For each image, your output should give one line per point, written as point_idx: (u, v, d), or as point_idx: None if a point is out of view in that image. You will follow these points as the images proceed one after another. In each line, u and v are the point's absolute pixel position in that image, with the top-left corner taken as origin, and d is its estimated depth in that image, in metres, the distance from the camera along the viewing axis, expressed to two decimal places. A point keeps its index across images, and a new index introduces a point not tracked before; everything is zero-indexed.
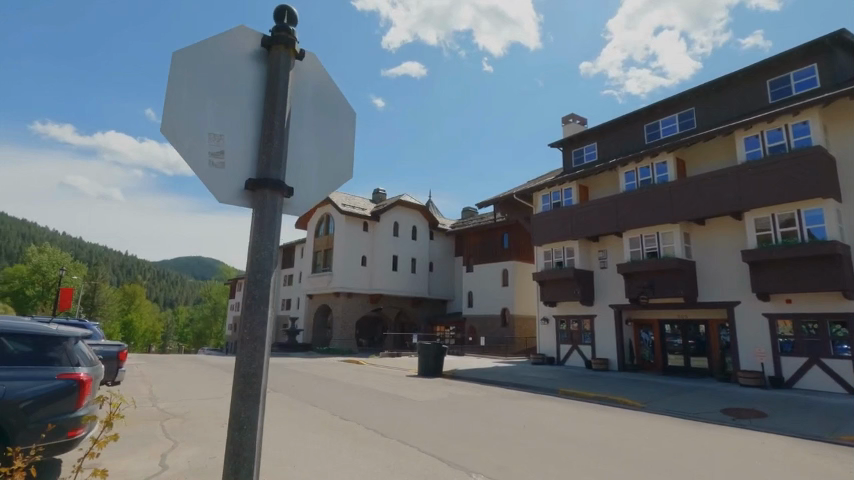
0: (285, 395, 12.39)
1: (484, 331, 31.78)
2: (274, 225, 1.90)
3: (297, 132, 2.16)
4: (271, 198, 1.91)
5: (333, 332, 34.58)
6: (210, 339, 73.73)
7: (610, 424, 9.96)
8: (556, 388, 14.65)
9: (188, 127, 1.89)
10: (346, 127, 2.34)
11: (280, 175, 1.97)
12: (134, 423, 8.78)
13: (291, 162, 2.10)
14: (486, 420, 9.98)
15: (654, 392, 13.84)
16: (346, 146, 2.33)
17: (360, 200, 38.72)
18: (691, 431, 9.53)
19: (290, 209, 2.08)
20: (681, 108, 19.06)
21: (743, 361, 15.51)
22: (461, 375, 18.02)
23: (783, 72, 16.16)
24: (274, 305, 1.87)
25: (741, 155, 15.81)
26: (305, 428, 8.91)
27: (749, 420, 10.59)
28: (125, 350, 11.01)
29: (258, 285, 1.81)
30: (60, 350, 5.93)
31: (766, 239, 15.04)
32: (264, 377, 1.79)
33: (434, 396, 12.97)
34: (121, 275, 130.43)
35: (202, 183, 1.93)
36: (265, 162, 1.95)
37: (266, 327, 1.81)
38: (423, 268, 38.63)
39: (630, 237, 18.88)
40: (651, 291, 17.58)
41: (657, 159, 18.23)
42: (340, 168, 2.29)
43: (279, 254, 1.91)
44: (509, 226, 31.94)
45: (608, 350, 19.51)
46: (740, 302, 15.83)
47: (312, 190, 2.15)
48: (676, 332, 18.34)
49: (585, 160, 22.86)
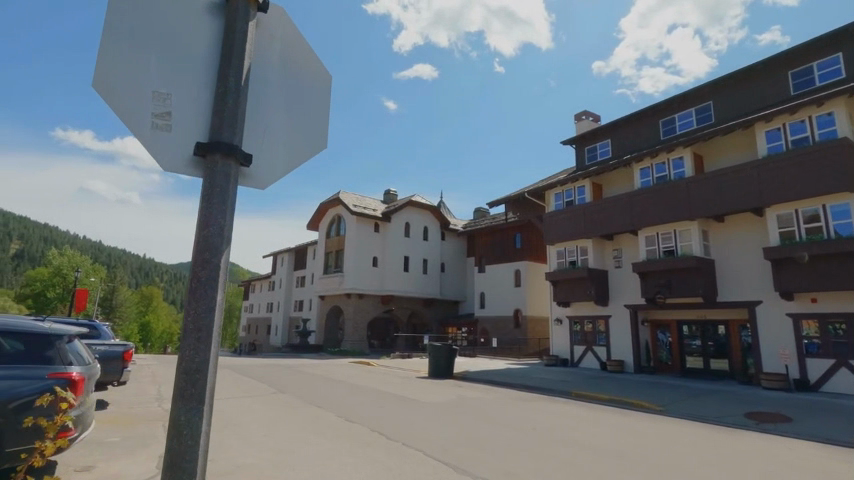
0: (292, 396, 12.17)
1: (496, 332, 31.33)
2: (227, 197, 1.65)
3: (261, 93, 1.89)
4: (223, 165, 1.64)
5: (344, 333, 34.50)
6: (226, 340, 74.55)
7: (624, 427, 9.55)
8: (570, 390, 14.23)
9: (127, 82, 1.63)
10: (320, 89, 2.07)
11: (236, 139, 1.71)
12: (137, 424, 8.64)
13: (254, 127, 1.85)
14: (495, 422, 9.67)
15: (672, 395, 13.33)
16: (320, 109, 2.06)
17: (371, 201, 38.59)
18: (711, 436, 9.08)
19: (249, 181, 1.82)
20: (698, 102, 18.48)
21: (765, 363, 14.89)
22: (472, 377, 17.67)
23: (806, 62, 15.52)
24: (225, 288, 1.60)
25: (762, 149, 15.22)
26: (309, 429, 8.70)
27: (774, 425, 10.05)
28: (131, 350, 10.86)
29: (207, 265, 1.56)
30: (52, 351, 5.73)
31: (790, 236, 14.41)
32: (214, 374, 1.54)
33: (443, 398, 12.65)
34: (138, 278, 132.90)
35: (146, 149, 1.67)
36: (219, 122, 1.69)
37: (216, 316, 1.55)
38: (435, 269, 38.34)
39: (646, 235, 18.32)
40: (667, 290, 17.03)
41: (673, 155, 17.69)
42: (313, 137, 2.02)
43: (233, 230, 1.65)
44: (521, 225, 31.48)
45: (624, 352, 18.98)
46: (762, 301, 15.21)
47: (277, 158, 1.89)
48: (694, 333, 17.73)
49: (599, 157, 22.34)
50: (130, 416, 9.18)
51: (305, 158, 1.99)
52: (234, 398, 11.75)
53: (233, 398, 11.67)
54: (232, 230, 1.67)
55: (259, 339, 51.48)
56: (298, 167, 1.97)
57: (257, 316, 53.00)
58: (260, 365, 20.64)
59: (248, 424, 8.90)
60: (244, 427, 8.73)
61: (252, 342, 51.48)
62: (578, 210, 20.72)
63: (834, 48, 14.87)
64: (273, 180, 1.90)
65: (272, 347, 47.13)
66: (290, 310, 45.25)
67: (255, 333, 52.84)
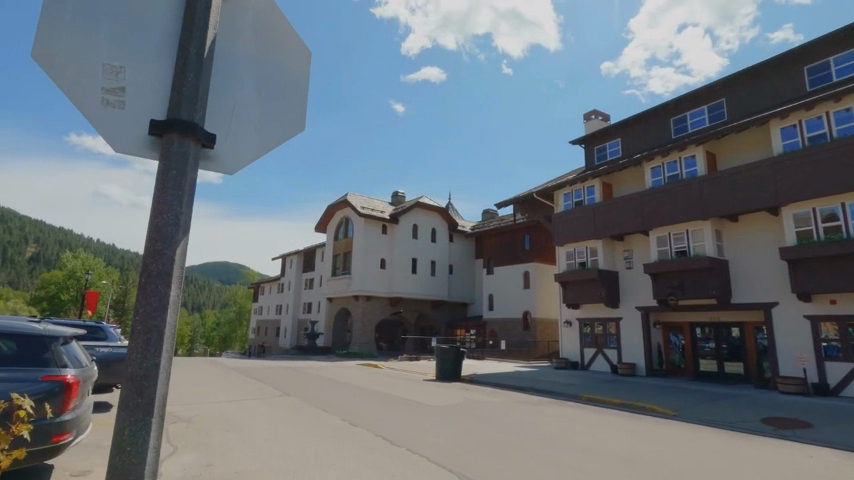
0: (297, 399, 12.02)
1: (505, 335, 30.97)
2: (185, 181, 1.47)
3: (229, 69, 1.73)
4: (180, 144, 1.46)
5: (352, 336, 34.38)
6: (236, 342, 74.95)
7: (635, 433, 9.25)
8: (580, 393, 13.91)
9: (74, 53, 1.45)
10: (296, 63, 1.88)
11: (198, 117, 1.53)
12: None
13: (219, 105, 1.68)
14: (502, 427, 9.41)
15: (685, 399, 12.96)
16: (297, 87, 1.88)
17: (379, 202, 38.49)
18: (726, 442, 8.74)
19: (215, 164, 1.64)
20: (711, 100, 18.08)
21: (782, 366, 14.45)
22: (480, 380, 17.41)
23: (822, 57, 15.09)
24: (180, 282, 1.42)
25: (777, 146, 14.81)
26: (311, 433, 8.52)
27: (793, 431, 9.67)
28: None
29: (158, 258, 1.37)
30: (46, 354, 5.59)
31: (807, 236, 13.98)
32: (167, 380, 1.36)
33: (449, 401, 12.42)
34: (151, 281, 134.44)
35: (96, 128, 1.50)
36: (177, 98, 1.51)
37: (171, 313, 1.38)
38: (443, 271, 38.10)
39: (657, 236, 17.94)
40: (680, 291, 16.64)
41: (684, 153, 17.32)
42: (288, 116, 1.84)
43: (192, 218, 1.47)
44: (529, 226, 31.16)
45: (635, 355, 18.60)
46: (778, 303, 14.78)
47: (248, 140, 1.72)
48: (708, 336, 17.32)
49: (608, 156, 21.98)
50: None
51: (280, 139, 1.82)
52: (239, 400, 11.61)
53: (237, 401, 11.53)
54: (192, 218, 1.50)
55: (268, 340, 51.61)
56: (271, 148, 1.79)
57: (266, 318, 53.16)
58: (267, 367, 20.57)
59: (250, 428, 8.75)
60: (246, 430, 8.60)
61: (261, 344, 51.62)
62: (587, 211, 20.38)
63: (852, 42, 14.39)
64: (243, 163, 1.74)
65: (281, 349, 47.22)
66: (299, 312, 45.28)
67: (264, 335, 53.01)
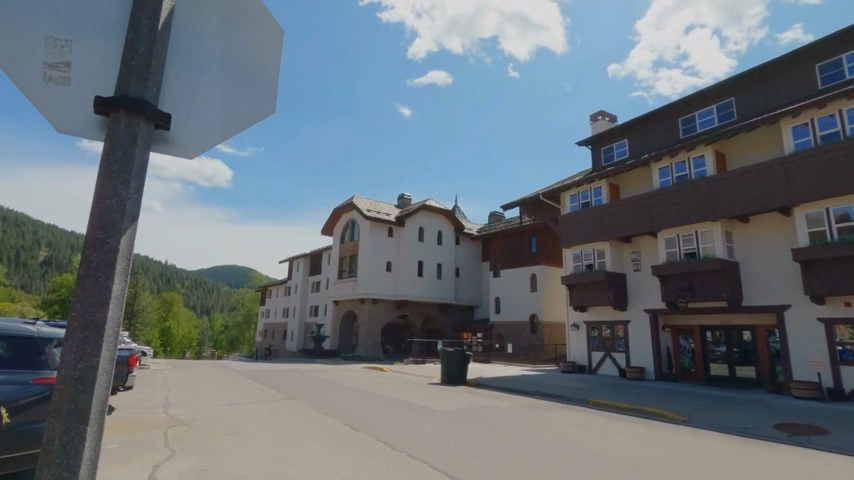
0: (300, 402, 11.90)
1: (512, 338, 30.68)
2: (134, 164, 1.34)
3: (190, 46, 1.59)
4: (126, 122, 1.33)
5: (358, 339, 34.29)
6: (244, 345, 75.18)
7: (643, 439, 9.01)
8: (588, 398, 13.66)
9: (11, 22, 1.31)
10: (266, 40, 1.72)
11: (150, 95, 1.39)
12: (138, 430, 8.44)
13: (178, 85, 1.55)
14: (506, 432, 9.20)
15: (696, 404, 12.66)
16: (267, 68, 1.73)
17: (385, 205, 38.42)
18: (738, 449, 8.46)
19: (173, 148, 1.52)
20: (720, 99, 17.79)
21: (795, 371, 14.10)
22: (486, 384, 17.19)
23: (834, 54, 14.75)
24: (126, 273, 1.28)
25: (788, 145, 14.49)
26: (311, 438, 8.38)
27: (808, 437, 9.37)
28: (136, 355, 10.63)
29: (100, 247, 1.24)
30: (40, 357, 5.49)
31: (820, 237, 13.64)
32: (109, 384, 1.23)
33: (454, 405, 12.22)
34: (160, 284, 135.77)
35: (37, 106, 1.37)
36: (126, 73, 1.37)
37: (116, 310, 1.25)
38: (449, 273, 37.90)
39: (665, 237, 17.66)
40: (689, 293, 16.32)
41: (693, 153, 17.03)
42: (255, 98, 1.70)
43: (140, 205, 1.33)
44: (536, 228, 30.90)
45: (644, 358, 18.28)
46: (790, 305, 14.44)
47: (208, 123, 1.59)
48: (718, 339, 16.96)
49: (615, 157, 21.73)
50: (133, 422, 9.00)
51: (247, 124, 1.68)
52: (241, 403, 11.50)
53: (239, 404, 11.42)
54: (142, 204, 1.36)
55: (275, 343, 51.59)
56: (237, 133, 1.66)
57: (273, 321, 53.17)
58: (273, 370, 20.42)
59: (250, 432, 8.62)
60: (246, 434, 8.48)
61: (269, 347, 51.65)
62: (595, 212, 20.12)
63: None
64: (205, 148, 1.63)
65: (287, 352, 47.19)
66: (305, 315, 45.25)
67: (271, 338, 53.06)
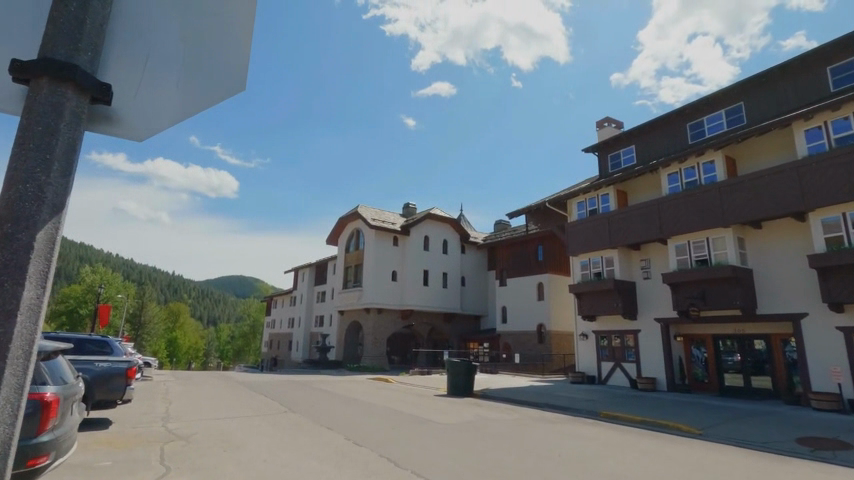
0: (303, 416, 11.54)
1: (519, 348, 30.18)
2: (59, 140, 1.19)
3: (148, 15, 1.56)
4: (48, 91, 1.19)
5: (364, 349, 33.84)
6: (249, 355, 74.95)
7: (658, 454, 8.58)
8: (599, 410, 13.23)
9: None
10: (242, 15, 1.62)
11: (88, 61, 1.27)
12: (134, 446, 8.15)
13: (130, 56, 1.56)
14: (515, 447, 8.83)
15: (712, 417, 12.18)
16: (237, 42, 1.65)
17: (390, 214, 38.15)
18: (759, 465, 8.03)
19: (125, 128, 1.62)
20: (728, 104, 17.48)
21: (814, 381, 13.59)
22: (494, 396, 16.73)
23: (847, 56, 14.41)
24: (38, 274, 1.12)
25: (802, 149, 14.12)
26: (311, 454, 8.03)
27: (833, 452, 8.90)
28: (135, 367, 10.23)
29: (7, 244, 1.08)
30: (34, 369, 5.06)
31: (838, 242, 13.21)
32: (15, 417, 1.08)
33: (460, 418, 11.84)
34: (167, 294, 136.36)
35: None
36: (54, 37, 1.23)
37: (29, 323, 1.10)
38: (455, 282, 37.49)
39: (676, 244, 17.28)
40: (701, 302, 15.86)
41: (703, 159, 16.70)
42: (221, 77, 1.68)
43: (60, 196, 1.17)
44: (542, 236, 30.58)
45: (656, 369, 17.80)
46: (807, 314, 13.95)
47: (166, 103, 1.64)
48: (731, 349, 16.43)
49: (622, 163, 21.40)
50: (131, 437, 8.74)
51: (203, 104, 1.72)
52: (241, 417, 11.16)
53: (239, 418, 11.08)
54: (69, 194, 1.21)
55: (281, 354, 51.08)
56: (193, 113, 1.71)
57: (279, 331, 52.79)
58: (275, 382, 20.04)
59: (249, 448, 8.32)
60: (244, 450, 8.15)
61: (274, 357, 51.13)
62: (602, 219, 19.77)
63: None
64: (159, 126, 1.70)
65: (293, 363, 46.68)
66: (311, 326, 44.85)
67: (276, 349, 52.60)
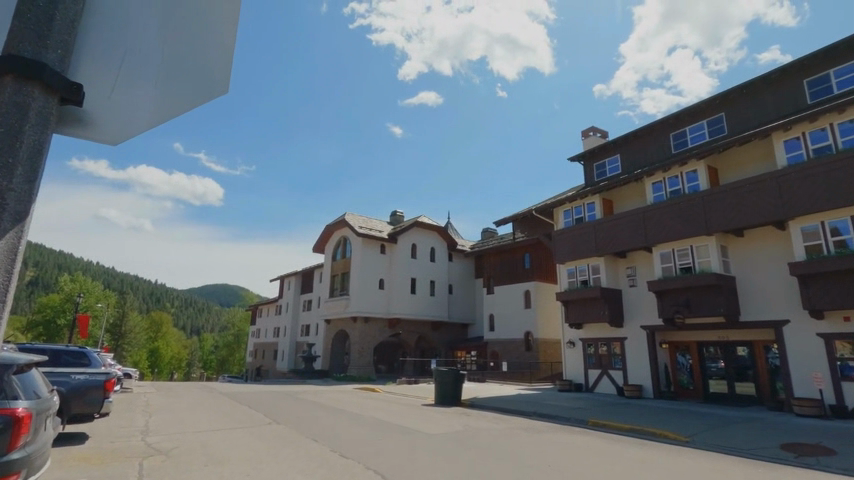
0: (287, 428, 11.27)
1: (507, 355, 30.13)
2: (21, 144, 1.21)
3: (128, 15, 1.60)
4: (10, 85, 1.20)
5: (350, 359, 33.43)
6: (234, 367, 73.30)
7: (646, 462, 8.58)
8: (586, 418, 13.22)
9: None
10: (226, 21, 1.67)
11: (56, 59, 1.29)
12: (111, 461, 7.90)
13: (106, 52, 1.58)
14: (503, 457, 8.75)
15: (698, 424, 12.25)
16: (219, 43, 1.69)
17: (377, 222, 37.97)
18: (744, 471, 8.07)
19: (98, 131, 1.62)
20: (710, 114, 17.84)
21: (797, 387, 13.77)
22: (482, 405, 16.60)
23: (824, 69, 14.80)
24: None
25: (782, 159, 14.44)
26: (295, 467, 7.83)
27: (817, 459, 8.97)
28: (113, 379, 9.89)
29: None
30: (7, 380, 4.89)
31: (817, 250, 13.48)
32: None
33: (449, 428, 11.70)
34: (147, 303, 133.79)
35: None
36: (18, 32, 1.25)
37: None
38: (442, 290, 37.38)
39: (661, 253, 17.43)
40: (686, 309, 16.01)
41: (686, 168, 16.96)
42: (201, 80, 1.71)
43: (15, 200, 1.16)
44: (530, 245, 30.73)
45: (642, 376, 17.88)
46: (789, 321, 14.17)
47: (142, 103, 1.65)
48: (716, 355, 16.60)
49: (608, 173, 21.62)
50: (110, 452, 8.46)
51: (181, 109, 1.75)
52: (225, 430, 10.89)
53: (222, 430, 10.79)
54: (32, 199, 1.21)
55: (265, 364, 50.27)
56: (167, 117, 1.74)
57: (264, 341, 51.93)
58: (260, 393, 19.58)
59: (232, 462, 8.09)
60: (226, 464, 7.92)
61: (258, 368, 50.26)
62: (587, 228, 19.92)
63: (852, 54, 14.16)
64: (133, 131, 1.71)
65: (278, 373, 45.91)
66: (297, 335, 44.22)
67: (261, 358, 51.67)
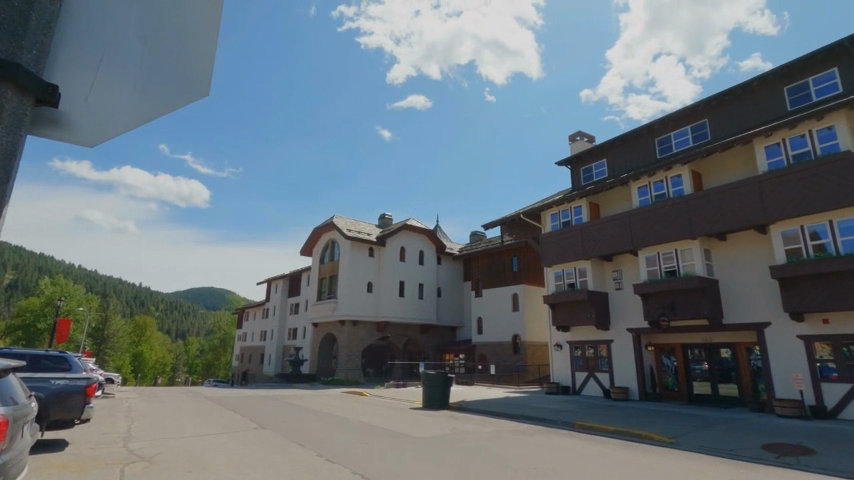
0: (274, 433, 11.13)
1: (495, 358, 30.18)
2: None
3: (109, 21, 1.70)
4: None
5: (338, 362, 33.18)
6: (220, 371, 71.88)
7: (630, 464, 8.68)
8: (573, 420, 13.29)
9: None
10: (205, 30, 1.81)
11: (33, 61, 1.42)
12: (91, 467, 7.77)
13: (84, 53, 1.66)
14: (488, 459, 8.79)
15: (681, 425, 12.40)
16: (197, 49, 1.81)
17: (366, 225, 37.83)
18: (725, 471, 8.21)
19: (76, 134, 1.68)
20: (693, 120, 18.16)
21: (777, 388, 14.03)
22: (470, 408, 16.58)
23: (802, 77, 15.18)
24: None
25: (762, 165, 14.72)
26: (281, 472, 7.77)
27: (797, 458, 9.14)
28: (94, 384, 9.67)
29: None
30: None
31: (796, 254, 13.77)
32: None
33: (437, 432, 11.69)
34: (130, 306, 131.16)
35: None
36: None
37: None
38: (431, 293, 37.36)
39: (646, 256, 17.64)
40: (671, 312, 16.22)
41: (671, 173, 17.23)
42: (179, 84, 1.81)
43: None
44: (518, 248, 30.89)
45: (628, 378, 18.06)
46: (770, 323, 14.44)
47: (119, 104, 1.72)
48: (699, 357, 16.84)
49: (594, 176, 21.87)
50: (90, 459, 8.30)
51: (157, 112, 1.82)
52: (210, 435, 10.73)
53: (206, 436, 10.60)
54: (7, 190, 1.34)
55: (252, 368, 49.58)
56: (145, 119, 1.80)
57: (250, 345, 51.21)
58: (246, 398, 19.25)
59: (216, 467, 7.99)
60: (210, 470, 7.83)
61: (245, 372, 49.54)
62: (574, 231, 20.12)
63: (830, 63, 14.55)
64: (109, 133, 1.76)
65: (265, 378, 45.31)
66: (284, 339, 43.74)
67: (248, 363, 50.92)
